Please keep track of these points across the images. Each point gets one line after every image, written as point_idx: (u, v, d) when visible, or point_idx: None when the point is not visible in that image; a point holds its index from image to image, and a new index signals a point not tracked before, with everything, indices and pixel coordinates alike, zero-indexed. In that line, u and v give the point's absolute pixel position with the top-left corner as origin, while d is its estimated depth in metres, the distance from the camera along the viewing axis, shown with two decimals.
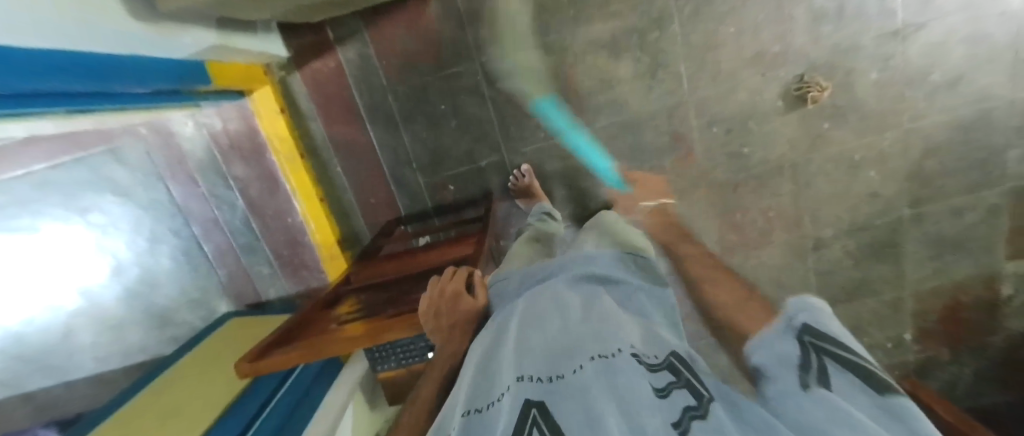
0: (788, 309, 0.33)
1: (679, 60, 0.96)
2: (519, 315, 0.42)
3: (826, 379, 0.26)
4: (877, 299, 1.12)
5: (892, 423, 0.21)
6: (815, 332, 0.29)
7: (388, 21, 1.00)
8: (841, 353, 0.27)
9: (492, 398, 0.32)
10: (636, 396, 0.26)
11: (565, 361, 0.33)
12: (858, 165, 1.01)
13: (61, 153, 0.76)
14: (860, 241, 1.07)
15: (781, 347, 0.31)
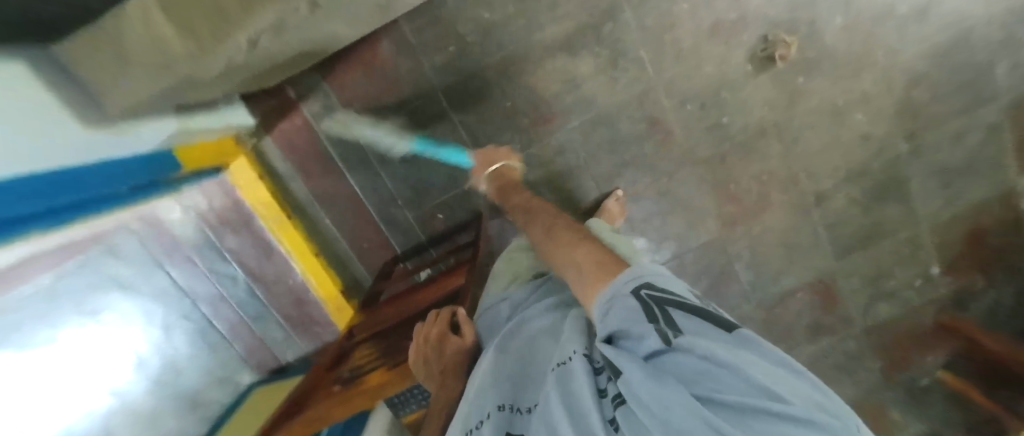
0: (621, 275, 0.36)
1: (638, 46, 0.95)
2: (509, 342, 0.50)
3: (678, 326, 0.29)
4: (894, 241, 1.08)
5: (747, 349, 0.27)
6: (652, 286, 0.33)
7: (345, 68, 1.00)
8: (680, 301, 0.32)
9: (477, 419, 0.40)
10: (584, 399, 0.33)
11: (534, 381, 0.44)
12: (842, 111, 0.99)
13: (64, 257, 0.62)
14: (861, 186, 1.04)
15: (619, 303, 0.33)
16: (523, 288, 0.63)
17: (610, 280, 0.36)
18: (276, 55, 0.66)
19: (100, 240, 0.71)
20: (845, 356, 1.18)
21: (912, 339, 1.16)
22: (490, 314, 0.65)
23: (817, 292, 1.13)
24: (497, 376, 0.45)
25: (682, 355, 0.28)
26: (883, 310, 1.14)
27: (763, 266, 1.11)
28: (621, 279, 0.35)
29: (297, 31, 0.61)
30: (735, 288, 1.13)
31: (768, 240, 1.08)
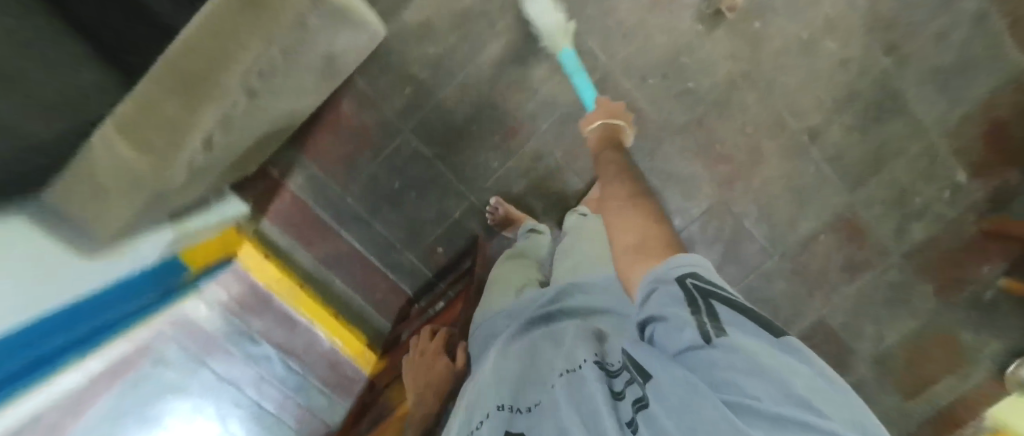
0: (682, 256, 0.35)
1: (584, 37, 0.95)
2: (505, 351, 0.55)
3: (717, 321, 0.30)
4: (907, 157, 1.02)
5: (790, 355, 0.27)
6: (696, 275, 0.33)
7: (316, 136, 1.04)
8: (726, 296, 0.32)
9: (476, 422, 0.45)
10: (598, 404, 0.37)
11: (535, 384, 0.47)
12: (811, 43, 0.95)
13: (111, 382, 0.79)
14: (854, 111, 0.99)
15: (666, 290, 0.33)
16: (514, 302, 0.70)
17: (658, 263, 0.36)
18: (238, 145, 0.69)
19: (139, 354, 0.84)
20: (893, 288, 1.11)
21: (959, 253, 1.08)
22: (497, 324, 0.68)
23: (841, 230, 1.07)
24: (504, 380, 0.48)
25: (719, 353, 0.28)
26: (919, 231, 1.07)
27: (775, 218, 1.06)
28: (668, 264, 0.35)
29: (247, 119, 0.63)
30: (752, 246, 1.09)
31: (771, 190, 1.04)
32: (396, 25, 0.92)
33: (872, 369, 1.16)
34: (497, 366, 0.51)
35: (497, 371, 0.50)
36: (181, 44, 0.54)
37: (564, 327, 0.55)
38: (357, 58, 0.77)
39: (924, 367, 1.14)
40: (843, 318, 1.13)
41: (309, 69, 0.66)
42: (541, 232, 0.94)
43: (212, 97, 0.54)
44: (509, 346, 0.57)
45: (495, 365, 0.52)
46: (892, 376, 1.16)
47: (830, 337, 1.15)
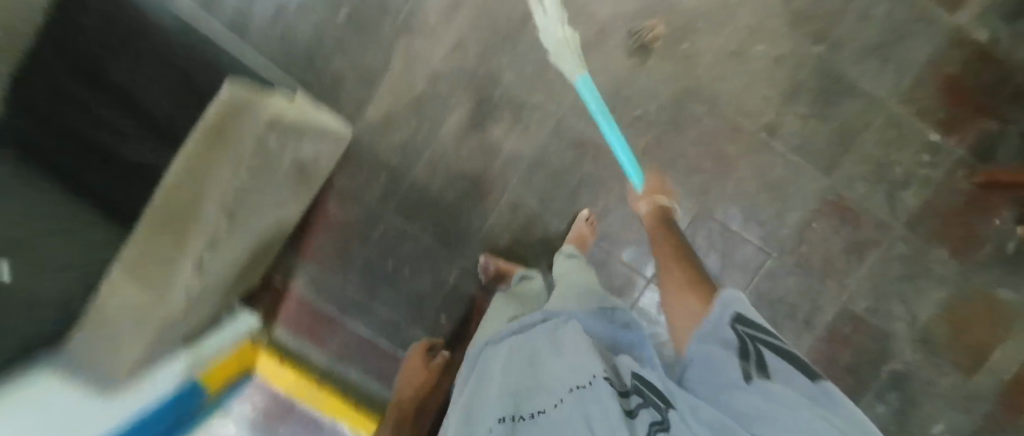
0: (728, 299, 0.44)
1: (530, 93, 1.02)
2: (504, 365, 0.56)
3: (761, 365, 0.38)
4: (872, 130, 1.03)
5: (822, 397, 0.33)
6: (743, 320, 0.41)
7: (309, 237, 1.08)
8: (770, 342, 0.40)
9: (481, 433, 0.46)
10: (609, 420, 0.38)
11: (537, 395, 0.48)
12: (740, 51, 1.00)
13: None
14: (804, 100, 1.02)
15: (721, 337, 0.42)
16: (510, 324, 0.69)
17: (709, 312, 0.45)
18: (226, 266, 0.75)
19: None
20: (906, 259, 1.07)
21: (963, 211, 1.04)
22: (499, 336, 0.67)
23: (831, 213, 1.06)
24: (507, 395, 0.50)
25: (757, 385, 0.35)
26: (912, 198, 1.05)
27: (761, 216, 1.06)
28: (717, 306, 0.44)
29: (230, 239, 0.70)
30: (747, 247, 1.07)
31: (747, 190, 1.05)
32: (362, 123, 1.02)
33: (918, 350, 1.08)
34: (504, 383, 0.52)
35: (503, 389, 0.51)
36: (184, 166, 0.60)
37: (569, 337, 0.56)
38: (321, 156, 0.85)
39: (972, 337, 1.06)
40: (867, 302, 1.08)
41: (284, 174, 0.74)
42: (530, 278, 0.94)
43: (193, 212, 0.60)
44: (514, 360, 0.57)
45: (499, 381, 0.52)
46: (942, 353, 1.07)
47: (860, 325, 1.08)
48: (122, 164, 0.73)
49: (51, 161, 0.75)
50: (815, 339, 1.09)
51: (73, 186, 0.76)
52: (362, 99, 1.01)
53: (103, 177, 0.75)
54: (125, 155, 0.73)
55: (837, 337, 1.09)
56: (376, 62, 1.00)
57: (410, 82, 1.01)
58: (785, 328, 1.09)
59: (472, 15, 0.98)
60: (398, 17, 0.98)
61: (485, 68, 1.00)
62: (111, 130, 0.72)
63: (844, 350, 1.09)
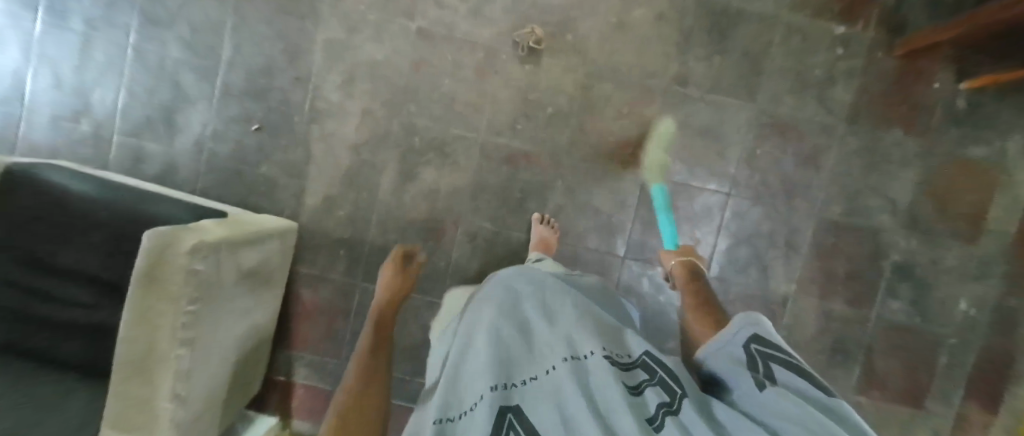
0: (744, 320, 0.43)
1: (446, 129, 1.05)
2: (487, 328, 0.48)
3: (773, 374, 0.35)
4: (777, 45, 1.03)
5: (834, 410, 0.30)
6: (759, 340, 0.40)
7: (293, 330, 1.09)
8: (784, 359, 0.37)
9: (463, 408, 0.36)
10: (610, 396, 0.33)
11: (528, 366, 0.41)
12: (623, 21, 1.03)
13: None
14: (700, 42, 1.03)
15: (733, 353, 0.41)
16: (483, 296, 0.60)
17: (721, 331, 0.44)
18: (206, 395, 0.76)
19: None
20: (864, 151, 1.04)
21: (899, 87, 1.03)
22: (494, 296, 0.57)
23: (772, 135, 1.05)
24: (495, 362, 0.41)
25: (767, 389, 0.33)
26: (843, 93, 1.03)
27: (705, 161, 1.06)
28: (734, 329, 0.43)
29: (202, 365, 0.72)
30: (705, 195, 1.06)
31: (682, 141, 1.05)
32: (304, 213, 1.06)
33: (910, 234, 1.05)
34: (494, 349, 0.42)
35: (491, 355, 0.42)
36: (150, 267, 0.62)
37: (569, 315, 0.50)
38: (270, 257, 0.89)
39: (959, 203, 1.04)
40: (842, 206, 1.05)
41: (231, 286, 0.76)
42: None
43: (158, 340, 0.64)
44: (506, 327, 0.47)
45: (487, 347, 0.43)
46: (936, 229, 1.05)
47: (844, 231, 1.06)
48: (80, 325, 0.79)
49: (29, 350, 0.79)
50: (805, 258, 1.07)
51: (39, 362, 0.79)
52: (298, 192, 1.06)
53: (66, 345, 0.79)
54: (81, 316, 0.78)
55: (826, 250, 1.06)
56: (298, 155, 1.05)
57: (333, 160, 1.05)
58: (771, 259, 1.07)
59: (366, 81, 1.03)
60: (302, 108, 1.03)
61: (396, 123, 1.04)
62: (61, 298, 0.78)
63: (837, 258, 1.07)
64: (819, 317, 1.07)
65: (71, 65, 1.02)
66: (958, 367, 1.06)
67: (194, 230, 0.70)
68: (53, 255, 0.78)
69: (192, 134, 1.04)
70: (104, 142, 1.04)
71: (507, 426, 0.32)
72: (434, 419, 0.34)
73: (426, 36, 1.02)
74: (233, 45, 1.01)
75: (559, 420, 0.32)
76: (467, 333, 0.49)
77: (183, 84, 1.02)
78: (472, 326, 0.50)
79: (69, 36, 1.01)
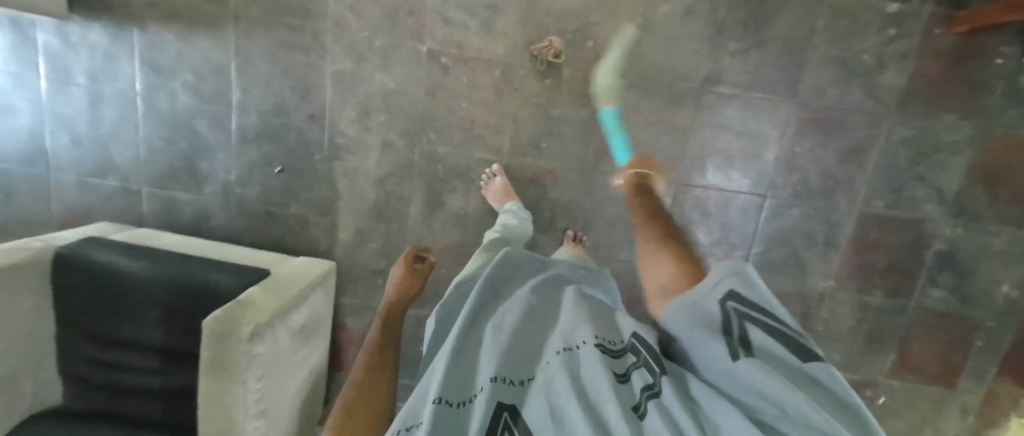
0: (717, 269, 0.38)
1: (469, 155, 1.01)
2: (493, 323, 0.52)
3: (750, 340, 0.32)
4: (820, 31, 0.93)
5: (814, 387, 0.28)
6: (738, 299, 0.35)
7: (343, 356, 1.16)
8: (760, 318, 0.33)
9: (470, 393, 0.43)
10: (599, 385, 0.35)
11: (533, 359, 0.45)
12: (648, 20, 0.94)
13: None
14: (734, 35, 0.94)
15: (705, 310, 0.36)
16: (492, 272, 0.64)
17: (700, 280, 0.39)
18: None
19: None
20: (913, 140, 0.98)
21: (956, 66, 0.94)
22: (500, 279, 0.64)
23: (813, 130, 0.98)
24: (497, 356, 0.45)
25: (743, 362, 0.30)
26: (894, 78, 0.95)
27: (742, 164, 1.01)
28: (708, 283, 0.38)
29: (273, 424, 0.82)
30: (740, 198, 1.03)
31: (717, 146, 1.00)
32: (338, 249, 1.08)
33: (956, 222, 1.02)
34: (492, 342, 0.47)
35: (489, 348, 0.47)
36: (206, 346, 0.70)
37: (568, 302, 0.52)
38: (317, 306, 0.94)
39: (1010, 188, 0.99)
40: (886, 199, 1.01)
41: (288, 348, 0.83)
42: (522, 219, 0.94)
43: (234, 420, 0.73)
44: (501, 318, 0.52)
45: (490, 342, 0.48)
46: (985, 214, 1.01)
47: (887, 224, 1.03)
48: (156, 389, 0.86)
49: (115, 414, 0.87)
50: (844, 254, 1.05)
51: (128, 422, 0.87)
52: (328, 229, 1.06)
53: (144, 406, 0.86)
54: (156, 381, 0.85)
55: (866, 244, 1.04)
56: (324, 193, 1.04)
57: (359, 195, 1.04)
58: (809, 257, 1.05)
59: (381, 112, 0.98)
60: (321, 146, 1.00)
61: (418, 152, 1.01)
62: (135, 367, 0.85)
63: (878, 252, 1.04)
64: (855, 309, 1.08)
65: (84, 122, 1.00)
66: (994, 346, 1.08)
67: (249, 307, 0.75)
68: (119, 330, 0.83)
69: (218, 182, 1.03)
70: (133, 195, 1.05)
71: (502, 423, 0.38)
72: (432, 399, 0.42)
73: (438, 59, 0.96)
74: (240, 88, 0.97)
75: (550, 415, 0.36)
76: (467, 314, 0.55)
77: (198, 131, 1.00)
78: (471, 314, 0.55)
79: (77, 92, 0.98)
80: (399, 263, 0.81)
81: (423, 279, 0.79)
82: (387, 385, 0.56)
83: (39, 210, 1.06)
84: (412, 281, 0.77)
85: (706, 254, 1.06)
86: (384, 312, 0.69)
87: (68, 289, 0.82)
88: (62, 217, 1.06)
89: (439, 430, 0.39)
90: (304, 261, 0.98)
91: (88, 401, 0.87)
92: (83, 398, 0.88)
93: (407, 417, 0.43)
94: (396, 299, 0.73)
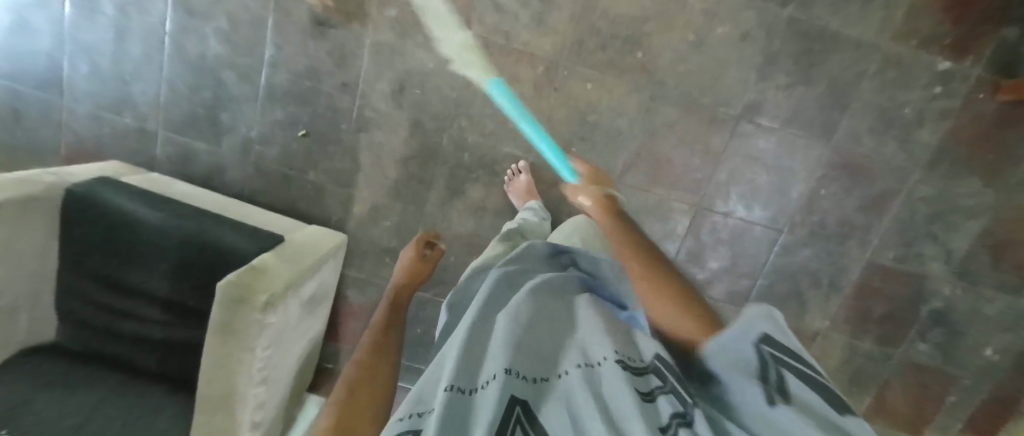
0: (746, 312, 0.29)
1: (497, 148, 1.00)
2: (506, 313, 0.46)
3: (785, 390, 0.24)
4: (868, 78, 0.93)
5: None
6: (774, 341, 0.27)
7: (340, 326, 1.16)
8: (805, 369, 0.25)
9: (479, 383, 0.37)
10: (622, 405, 0.28)
11: (551, 360, 0.39)
12: (702, 41, 0.92)
13: None
14: (784, 69, 0.93)
15: (735, 352, 0.28)
16: (510, 269, 0.59)
17: (726, 328, 0.30)
18: (278, 404, 0.90)
19: None
20: (935, 199, 0.99)
21: (991, 133, 0.94)
22: (518, 275, 0.58)
23: (841, 175, 0.99)
24: (513, 350, 0.39)
25: (784, 409, 0.22)
26: (929, 136, 0.95)
27: (764, 198, 1.01)
28: (735, 325, 0.29)
29: (271, 390, 0.83)
30: (756, 230, 1.04)
31: (745, 176, 1.00)
32: (350, 221, 1.06)
33: (958, 282, 1.05)
34: (508, 334, 0.41)
35: (505, 340, 0.41)
36: (217, 307, 0.69)
37: (586, 309, 0.47)
38: (326, 279, 0.94)
39: (1015, 258, 1.02)
40: (896, 251, 1.03)
41: (295, 318, 0.83)
42: (542, 218, 0.92)
43: (236, 384, 0.73)
44: (519, 309, 0.46)
45: (505, 333, 0.42)
46: (987, 279, 1.04)
47: (892, 275, 1.05)
48: (155, 340, 0.85)
49: (111, 359, 0.87)
50: (845, 297, 1.08)
51: (126, 370, 0.87)
52: (344, 200, 1.05)
53: (142, 357, 0.86)
54: (156, 332, 0.85)
55: (868, 292, 1.07)
56: (345, 163, 1.02)
57: (380, 171, 1.02)
58: (811, 296, 1.08)
59: (417, 91, 0.96)
60: (348, 115, 0.98)
61: (446, 138, 0.99)
62: (137, 316, 0.84)
63: (877, 301, 1.07)
64: (845, 351, 1.12)
65: (106, 54, 0.96)
66: (967, 402, 1.13)
67: (264, 273, 0.74)
68: (125, 276, 0.82)
69: (237, 136, 1.00)
70: (149, 136, 1.02)
71: (513, 419, 0.32)
72: (445, 385, 0.36)
73: (482, 46, 0.93)
74: (274, 44, 0.93)
75: (570, 425, 0.30)
76: (478, 308, 0.49)
77: (224, 82, 0.96)
78: (482, 308, 0.49)
79: (102, 22, 0.93)
80: (409, 249, 0.77)
81: (432, 266, 0.74)
82: (392, 364, 0.50)
83: (48, 137, 1.02)
84: (422, 268, 0.73)
85: (714, 278, 1.08)
86: (390, 295, 0.66)
87: (76, 229, 0.80)
88: (72, 147, 1.03)
89: (446, 419, 0.32)
90: (317, 230, 0.97)
91: (83, 343, 0.87)
92: (80, 340, 0.87)
93: (414, 405, 0.36)
94: (401, 284, 0.69)
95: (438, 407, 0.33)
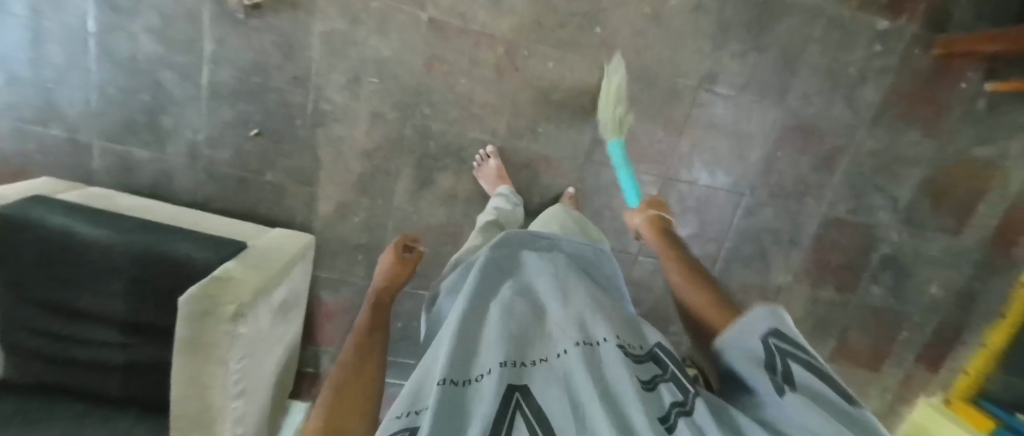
0: (754, 312, 0.39)
1: (462, 133, 0.98)
2: (495, 305, 0.46)
3: (793, 380, 0.33)
4: (814, 40, 0.96)
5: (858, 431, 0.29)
6: (777, 334, 0.36)
7: (317, 329, 1.13)
8: (804, 358, 0.34)
9: (476, 374, 0.37)
10: (624, 388, 0.33)
11: (544, 343, 0.41)
12: (657, 12, 0.93)
13: None
14: (736, 37, 0.95)
15: (750, 348, 0.38)
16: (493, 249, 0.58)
17: (739, 325, 0.40)
18: (259, 415, 0.87)
19: None
20: (881, 153, 1.05)
21: (926, 87, 1.01)
22: (501, 256, 0.58)
23: (795, 136, 1.03)
24: (506, 340, 0.40)
25: (793, 400, 0.31)
26: (872, 93, 1.01)
27: (726, 164, 1.05)
28: (747, 325, 0.39)
29: (251, 401, 0.80)
30: (720, 196, 1.07)
31: (706, 144, 1.03)
32: (316, 221, 1.03)
33: (904, 229, 1.13)
34: (500, 326, 0.42)
35: (497, 331, 0.41)
36: (183, 324, 0.65)
37: (574, 290, 0.49)
38: (296, 285, 0.90)
39: (952, 202, 1.10)
40: (848, 204, 1.10)
41: (267, 326, 0.80)
42: (513, 204, 0.92)
43: (212, 399, 0.70)
44: (509, 300, 0.47)
45: (499, 324, 0.42)
46: (929, 223, 1.12)
47: (846, 228, 1.12)
48: (116, 364, 0.81)
49: (72, 388, 0.82)
50: (805, 252, 1.14)
51: (91, 398, 0.83)
52: (307, 200, 1.01)
53: (106, 383, 0.81)
54: (116, 356, 0.80)
55: (825, 245, 1.13)
56: (305, 161, 0.97)
57: (343, 167, 0.99)
58: (774, 254, 1.14)
59: (373, 80, 0.92)
60: (303, 111, 0.93)
61: (409, 127, 0.96)
62: (93, 340, 0.79)
63: (834, 253, 1.14)
64: (808, 302, 1.19)
65: (21, 60, 0.86)
66: (917, 338, 1.23)
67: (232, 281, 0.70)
68: (75, 301, 0.76)
69: (183, 140, 0.94)
70: (83, 148, 0.94)
71: (512, 403, 0.33)
72: (438, 379, 0.36)
73: (438, 29, 0.90)
74: (214, 39, 0.87)
75: (570, 409, 0.32)
76: (467, 296, 0.49)
77: (162, 83, 0.90)
78: (469, 296, 0.49)
79: (11, 24, 0.84)
80: (388, 249, 0.74)
81: (412, 265, 0.72)
82: (377, 363, 0.49)
83: None
84: (403, 268, 0.71)
85: None
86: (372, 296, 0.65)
87: (10, 255, 0.73)
88: None
89: (444, 412, 0.33)
90: (283, 234, 0.94)
91: (36, 375, 0.81)
92: (31, 373, 0.81)
93: (410, 400, 0.36)
94: (382, 285, 0.67)
95: (435, 400, 0.33)
